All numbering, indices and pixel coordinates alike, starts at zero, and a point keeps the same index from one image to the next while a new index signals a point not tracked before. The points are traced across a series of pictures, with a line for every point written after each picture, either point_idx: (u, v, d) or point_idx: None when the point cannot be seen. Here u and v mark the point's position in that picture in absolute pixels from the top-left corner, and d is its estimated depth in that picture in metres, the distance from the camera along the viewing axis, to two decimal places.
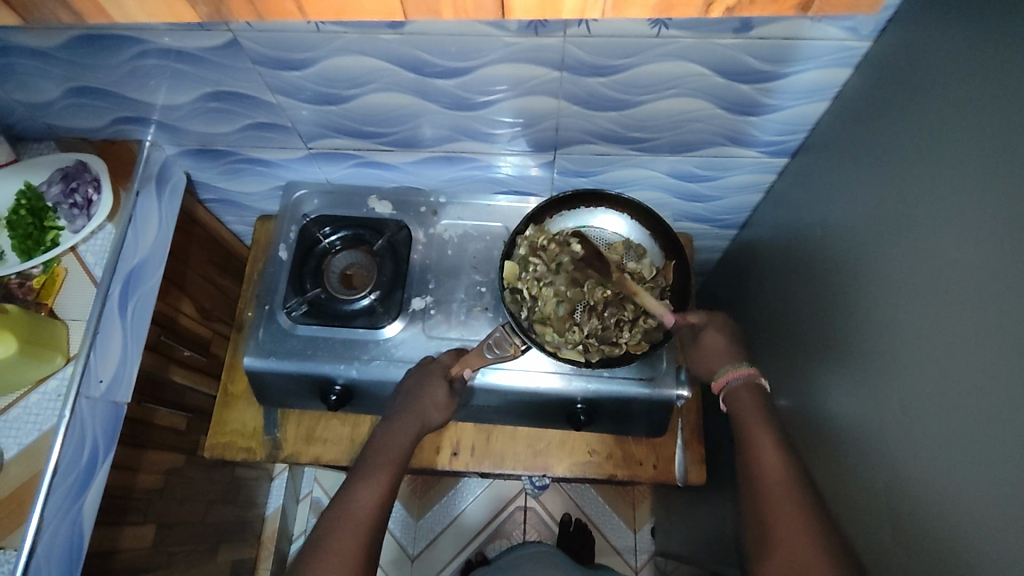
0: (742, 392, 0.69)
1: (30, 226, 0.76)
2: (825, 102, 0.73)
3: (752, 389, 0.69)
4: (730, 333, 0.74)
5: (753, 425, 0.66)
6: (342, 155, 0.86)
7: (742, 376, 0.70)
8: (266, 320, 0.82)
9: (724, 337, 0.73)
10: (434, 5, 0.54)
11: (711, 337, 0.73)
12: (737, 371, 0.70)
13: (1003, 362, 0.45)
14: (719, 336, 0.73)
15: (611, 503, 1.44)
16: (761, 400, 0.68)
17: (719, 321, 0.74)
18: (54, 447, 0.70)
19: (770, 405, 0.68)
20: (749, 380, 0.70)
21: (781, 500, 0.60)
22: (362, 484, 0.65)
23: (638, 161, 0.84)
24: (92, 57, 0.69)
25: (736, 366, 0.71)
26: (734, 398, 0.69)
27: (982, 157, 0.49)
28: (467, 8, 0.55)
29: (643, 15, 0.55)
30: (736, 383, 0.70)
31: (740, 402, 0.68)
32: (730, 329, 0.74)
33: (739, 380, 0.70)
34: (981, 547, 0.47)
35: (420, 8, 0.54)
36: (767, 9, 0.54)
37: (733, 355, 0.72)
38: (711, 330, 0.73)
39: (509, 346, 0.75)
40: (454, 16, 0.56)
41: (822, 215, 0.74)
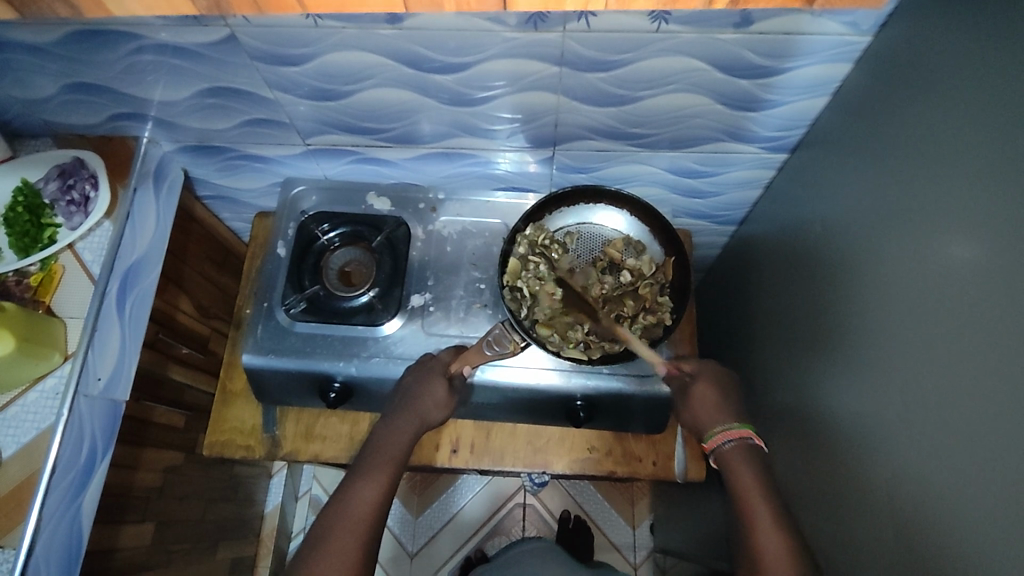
0: (736, 456, 0.67)
1: (27, 224, 0.77)
2: (825, 97, 0.73)
3: (747, 452, 0.67)
4: (719, 385, 0.72)
5: (750, 495, 0.64)
6: (341, 151, 0.85)
7: (735, 438, 0.68)
8: (265, 317, 0.82)
9: (715, 390, 0.72)
10: None
11: (701, 389, 0.71)
12: (731, 434, 0.68)
13: (1004, 363, 0.45)
14: (709, 390, 0.71)
15: (610, 500, 1.45)
16: (756, 463, 0.66)
17: (708, 373, 0.73)
18: (53, 445, 0.70)
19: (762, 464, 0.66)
20: (743, 443, 0.67)
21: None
22: (363, 482, 0.65)
23: (638, 157, 0.84)
24: (89, 53, 0.69)
25: (727, 428, 0.68)
26: (728, 461, 0.67)
27: (982, 155, 0.49)
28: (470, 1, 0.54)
29: (649, 7, 0.55)
30: (729, 446, 0.67)
31: (735, 467, 0.66)
32: (719, 380, 0.73)
33: (733, 442, 0.67)
34: (982, 548, 0.47)
35: (423, 3, 0.54)
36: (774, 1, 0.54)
37: (726, 412, 0.70)
38: (701, 382, 0.72)
39: (509, 342, 0.74)
40: (456, 8, 0.55)
41: (822, 212, 0.74)
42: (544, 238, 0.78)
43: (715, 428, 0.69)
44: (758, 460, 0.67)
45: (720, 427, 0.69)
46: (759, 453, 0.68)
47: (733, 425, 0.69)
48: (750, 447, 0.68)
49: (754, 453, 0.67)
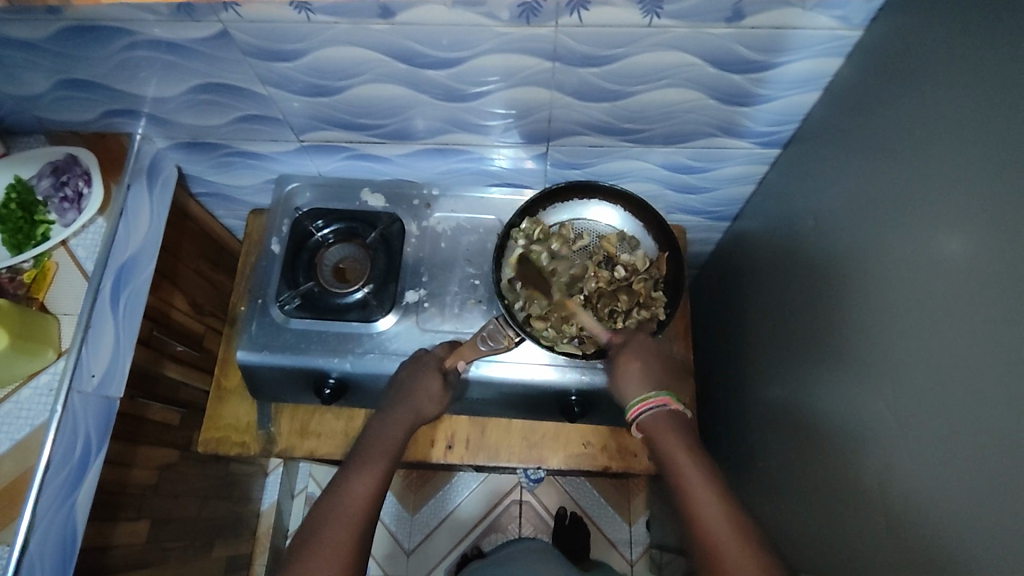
0: (658, 426, 0.64)
1: (20, 220, 0.77)
2: (817, 92, 0.73)
3: (669, 420, 0.64)
4: (644, 355, 0.70)
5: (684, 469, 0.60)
6: (335, 148, 0.85)
7: (657, 407, 0.65)
8: (259, 314, 0.82)
9: (641, 359, 0.69)
10: None
11: (627, 361, 0.69)
12: (651, 403, 0.65)
13: (1000, 357, 0.45)
14: (631, 358, 0.69)
15: (607, 496, 1.45)
16: (680, 432, 0.63)
17: (636, 344, 0.71)
18: (46, 443, 0.70)
19: (688, 435, 0.63)
20: (663, 411, 0.65)
21: (732, 551, 0.54)
22: (357, 476, 0.65)
23: (631, 152, 0.84)
24: (83, 49, 0.69)
25: (649, 397, 0.66)
26: (651, 433, 0.64)
27: (977, 149, 0.49)
28: None
29: None
30: (648, 415, 0.65)
31: (662, 438, 0.63)
32: (644, 349, 0.70)
33: (652, 412, 0.65)
34: (978, 541, 0.46)
35: None
36: None
37: (650, 380, 0.68)
38: (627, 352, 0.70)
39: (503, 337, 0.75)
40: None
41: (815, 207, 0.74)
42: (540, 231, 0.79)
43: (638, 397, 0.66)
44: (682, 430, 0.64)
45: (638, 397, 0.67)
46: (683, 421, 0.65)
47: (654, 393, 0.66)
48: (669, 415, 0.65)
49: (676, 421, 0.64)
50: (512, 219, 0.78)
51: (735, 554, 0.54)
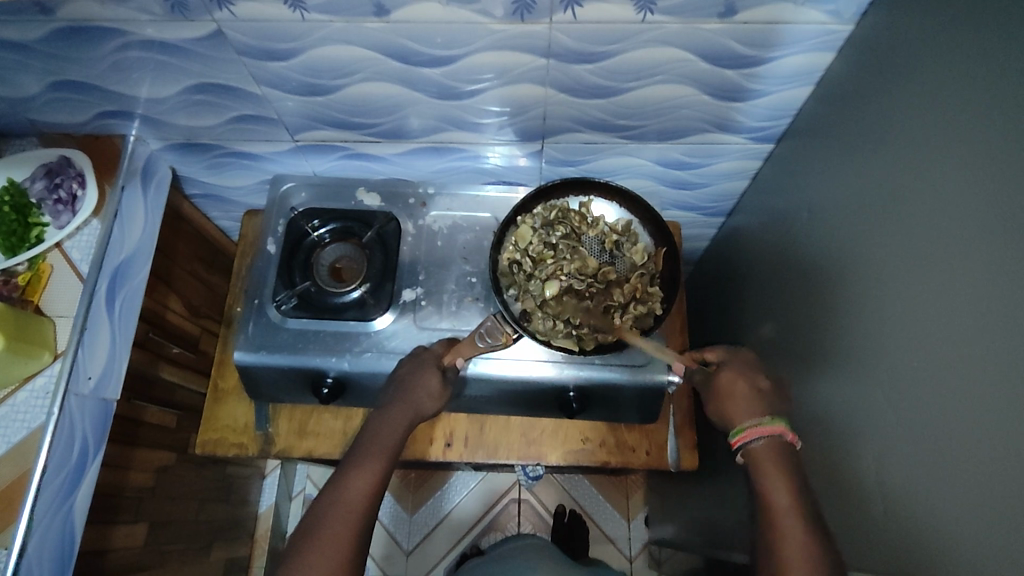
0: (766, 453, 0.63)
1: (13, 222, 0.76)
2: (810, 86, 0.74)
3: (776, 449, 0.63)
4: (751, 377, 0.69)
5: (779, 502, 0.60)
6: (330, 147, 0.85)
7: (768, 436, 0.64)
8: (255, 314, 0.82)
9: (745, 379, 0.69)
10: None
11: (731, 379, 0.69)
12: (761, 430, 0.64)
13: (998, 348, 0.46)
14: (737, 379, 0.69)
15: (605, 492, 1.45)
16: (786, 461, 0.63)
17: (741, 368, 0.70)
18: (43, 447, 0.69)
19: (794, 464, 0.63)
20: (773, 440, 0.64)
21: None
22: (355, 473, 0.65)
23: (626, 149, 0.85)
24: (76, 50, 0.68)
25: (761, 423, 0.65)
26: (757, 458, 0.64)
27: (973, 140, 0.49)
28: None
29: None
30: (759, 443, 0.64)
31: (766, 465, 0.63)
32: (750, 372, 0.70)
33: (762, 439, 0.64)
34: (979, 531, 0.47)
35: None
36: None
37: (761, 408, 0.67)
38: (730, 372, 0.70)
39: (501, 334, 0.76)
40: None
41: (809, 200, 0.75)
42: (556, 213, 0.79)
43: (748, 422, 0.65)
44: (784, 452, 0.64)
45: (749, 421, 0.65)
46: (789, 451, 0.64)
47: (764, 420, 0.65)
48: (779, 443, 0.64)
49: (783, 450, 0.64)
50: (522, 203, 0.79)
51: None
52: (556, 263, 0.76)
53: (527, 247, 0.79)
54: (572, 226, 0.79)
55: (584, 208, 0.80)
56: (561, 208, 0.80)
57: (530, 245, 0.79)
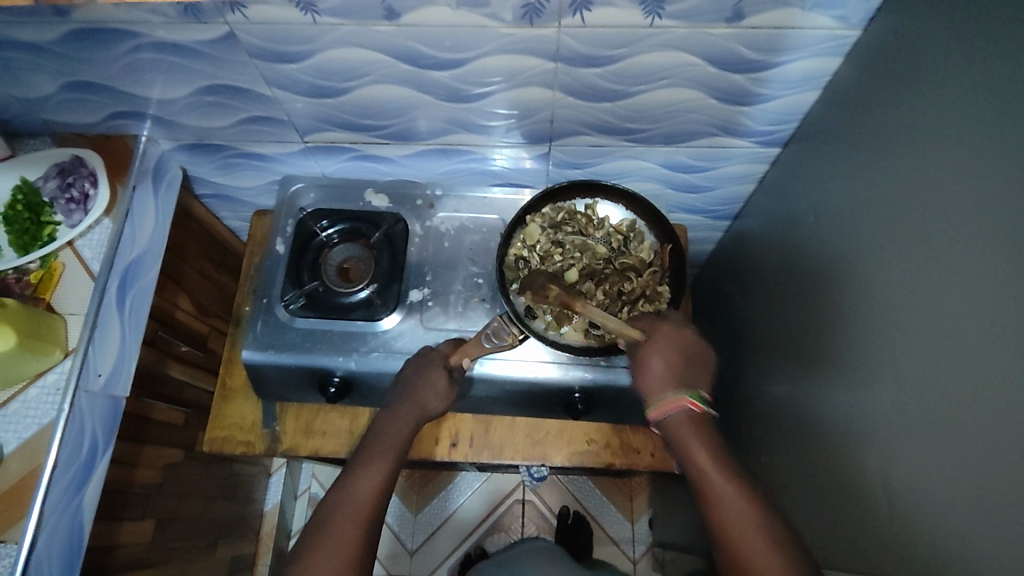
0: (682, 428, 0.63)
1: (27, 221, 0.78)
2: (816, 91, 0.74)
3: (694, 422, 0.63)
4: (672, 346, 0.67)
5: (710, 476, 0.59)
6: (339, 149, 0.86)
7: (680, 409, 0.63)
8: (264, 313, 0.82)
9: (667, 349, 0.67)
10: None
11: (653, 353, 0.67)
12: (671, 406, 0.63)
13: (1001, 353, 0.46)
14: (656, 351, 0.67)
15: (609, 495, 1.46)
16: (705, 431, 0.62)
17: (659, 337, 0.68)
18: (53, 443, 0.70)
19: (711, 434, 0.62)
20: (688, 414, 0.63)
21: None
22: (363, 473, 0.65)
23: (633, 152, 0.85)
24: (89, 51, 0.69)
25: (677, 397, 0.63)
26: (674, 434, 0.63)
27: (978, 147, 0.50)
28: None
29: None
30: (675, 418, 0.63)
31: (683, 440, 0.62)
32: (672, 341, 0.67)
33: (677, 414, 0.63)
34: (985, 536, 0.47)
35: None
36: None
37: (675, 379, 0.65)
38: (653, 347, 0.67)
39: (507, 335, 0.76)
40: None
41: (815, 204, 0.75)
42: (564, 214, 0.80)
43: (661, 398, 0.64)
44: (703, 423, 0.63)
45: (660, 397, 0.64)
46: (707, 420, 0.63)
47: (674, 393, 0.64)
48: (696, 416, 0.63)
49: (701, 422, 0.63)
50: (530, 204, 0.80)
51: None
52: (567, 260, 0.78)
53: (535, 245, 0.79)
54: (579, 227, 0.80)
55: (589, 209, 0.81)
56: (568, 210, 0.80)
57: (537, 243, 0.79)
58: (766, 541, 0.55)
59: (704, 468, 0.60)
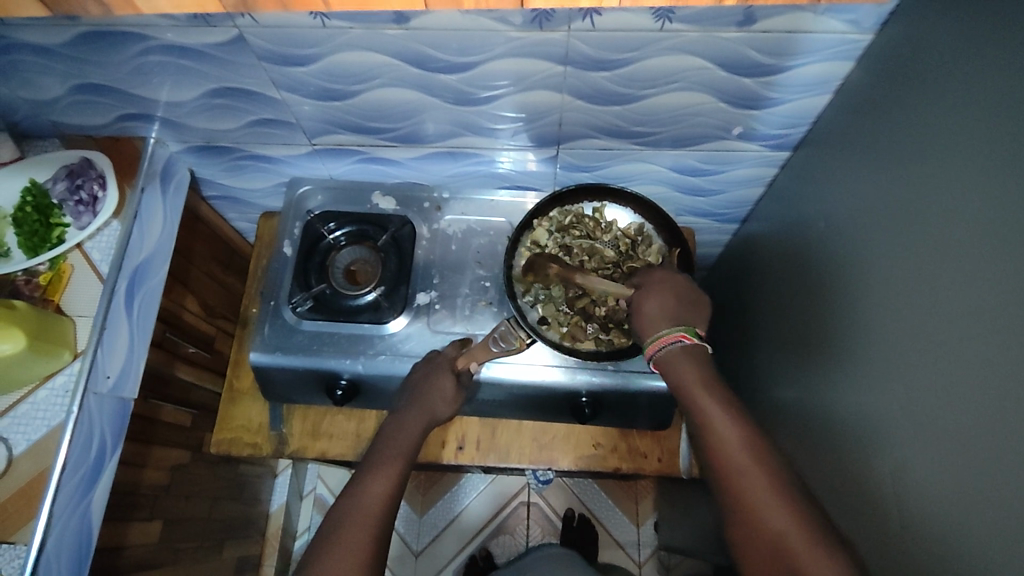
0: (675, 361, 0.64)
1: (35, 223, 0.78)
2: (826, 95, 0.74)
3: (687, 353, 0.64)
4: (666, 288, 0.68)
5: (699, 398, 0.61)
6: (347, 152, 0.86)
7: (674, 343, 0.64)
8: (271, 316, 0.82)
9: (661, 294, 0.67)
10: None
11: (648, 299, 0.68)
12: (664, 341, 0.64)
13: (1006, 358, 0.46)
14: (652, 295, 0.67)
15: (615, 498, 1.45)
16: (698, 361, 0.63)
17: (655, 283, 0.69)
18: (63, 444, 0.70)
19: (706, 363, 0.63)
20: (679, 346, 0.64)
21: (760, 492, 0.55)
22: (373, 478, 0.65)
23: (642, 155, 0.85)
24: (99, 54, 0.69)
25: (666, 334, 0.65)
26: (667, 368, 0.64)
27: (987, 151, 0.49)
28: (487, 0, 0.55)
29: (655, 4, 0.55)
30: (668, 352, 0.64)
31: (676, 372, 0.63)
32: (667, 284, 0.68)
33: (669, 349, 0.64)
34: (991, 540, 0.47)
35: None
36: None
37: (670, 316, 0.66)
38: (650, 293, 0.68)
39: (514, 339, 0.76)
40: (474, 6, 0.56)
41: (824, 208, 0.74)
42: (572, 218, 0.81)
43: (654, 335, 0.65)
44: (701, 358, 0.64)
45: (653, 335, 0.66)
46: (700, 351, 0.64)
47: (666, 330, 0.65)
48: (687, 348, 0.64)
49: (695, 352, 0.64)
50: (538, 207, 0.79)
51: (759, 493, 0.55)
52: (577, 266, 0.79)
53: (544, 251, 0.80)
54: (587, 231, 0.80)
55: (597, 213, 0.81)
56: (576, 213, 0.81)
57: (545, 248, 0.80)
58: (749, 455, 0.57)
59: (695, 392, 0.61)
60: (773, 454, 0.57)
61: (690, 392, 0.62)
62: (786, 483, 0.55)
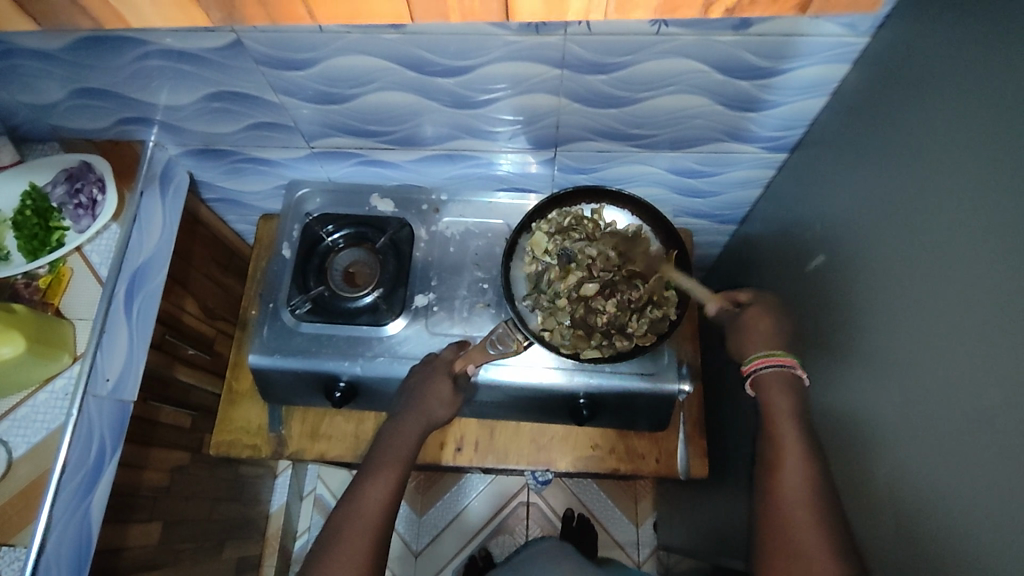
0: (773, 381, 0.68)
1: (35, 227, 0.78)
2: (823, 98, 0.74)
3: (785, 380, 0.68)
4: (773, 318, 0.73)
5: (777, 423, 0.66)
6: (345, 154, 0.86)
7: (775, 369, 0.68)
8: (270, 318, 0.83)
9: (766, 321, 0.73)
10: (442, 9, 0.52)
11: (758, 318, 0.73)
12: (773, 361, 0.69)
13: (1001, 360, 0.46)
14: (762, 318, 0.73)
15: (614, 498, 1.46)
16: (792, 392, 0.68)
17: (762, 310, 0.74)
18: (62, 446, 0.71)
19: (798, 394, 0.68)
20: (781, 371, 0.68)
21: (801, 514, 0.60)
22: (371, 483, 0.66)
23: (639, 157, 0.85)
24: (97, 58, 0.70)
25: (773, 355, 0.69)
26: (765, 386, 0.68)
27: (983, 154, 0.50)
28: (474, 11, 0.52)
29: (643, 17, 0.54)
30: (767, 373, 0.69)
31: (770, 395, 0.68)
32: (774, 312, 0.74)
33: (771, 370, 0.68)
34: (985, 540, 0.47)
35: (429, 13, 0.52)
36: (769, 10, 0.53)
37: (773, 341, 0.72)
38: (757, 310, 0.74)
39: (512, 341, 0.77)
40: (462, 20, 0.54)
41: (821, 210, 0.75)
42: (570, 220, 0.80)
43: (759, 354, 0.70)
44: (796, 388, 0.68)
45: (761, 352, 0.70)
46: (796, 382, 0.68)
47: (777, 351, 0.70)
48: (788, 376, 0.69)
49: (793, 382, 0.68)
50: (535, 210, 0.80)
51: (800, 518, 0.59)
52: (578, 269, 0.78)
53: (543, 253, 0.79)
54: (586, 233, 0.79)
55: (596, 214, 0.81)
56: (575, 215, 0.80)
57: (545, 250, 0.79)
58: (805, 479, 0.62)
59: (775, 417, 0.66)
60: (823, 479, 0.62)
61: (773, 414, 0.67)
62: (828, 513, 0.59)
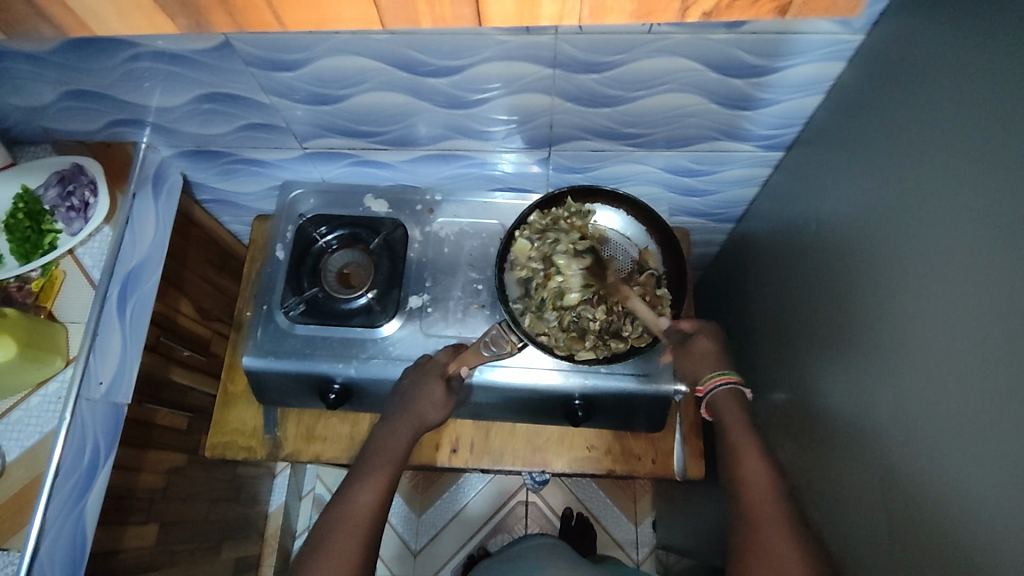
0: (726, 401, 0.68)
1: (28, 229, 0.77)
2: (819, 96, 0.73)
3: (735, 399, 0.68)
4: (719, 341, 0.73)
5: (738, 439, 0.64)
6: (338, 155, 0.86)
7: (724, 387, 0.69)
8: (264, 320, 0.82)
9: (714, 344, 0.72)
10: (412, 15, 0.49)
11: (702, 342, 0.72)
12: (717, 383, 0.69)
13: (995, 360, 0.46)
14: (709, 342, 0.72)
15: (612, 497, 1.46)
16: (742, 410, 0.67)
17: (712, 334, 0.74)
18: (55, 450, 0.70)
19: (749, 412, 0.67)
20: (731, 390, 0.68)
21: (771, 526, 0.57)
22: (362, 486, 0.65)
23: (633, 156, 0.84)
24: (87, 61, 0.69)
25: (720, 374, 0.69)
26: (718, 406, 0.68)
27: (978, 153, 0.49)
28: (445, 16, 0.49)
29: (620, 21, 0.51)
30: (721, 392, 0.68)
31: (725, 413, 0.67)
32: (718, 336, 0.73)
33: (723, 389, 0.68)
34: (978, 543, 0.47)
35: (399, 20, 0.50)
36: (746, 13, 0.50)
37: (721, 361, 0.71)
38: (703, 336, 0.73)
39: (506, 343, 0.75)
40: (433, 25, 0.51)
41: (817, 209, 0.74)
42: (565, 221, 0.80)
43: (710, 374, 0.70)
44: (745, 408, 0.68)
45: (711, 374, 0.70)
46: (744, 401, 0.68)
47: (714, 373, 0.70)
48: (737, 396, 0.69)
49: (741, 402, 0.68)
50: (529, 210, 0.79)
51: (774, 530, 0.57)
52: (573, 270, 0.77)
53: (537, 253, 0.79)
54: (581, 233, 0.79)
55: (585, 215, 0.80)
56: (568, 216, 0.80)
57: (540, 250, 0.79)
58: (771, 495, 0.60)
59: (734, 433, 0.65)
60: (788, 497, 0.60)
61: (730, 430, 0.65)
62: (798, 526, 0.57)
